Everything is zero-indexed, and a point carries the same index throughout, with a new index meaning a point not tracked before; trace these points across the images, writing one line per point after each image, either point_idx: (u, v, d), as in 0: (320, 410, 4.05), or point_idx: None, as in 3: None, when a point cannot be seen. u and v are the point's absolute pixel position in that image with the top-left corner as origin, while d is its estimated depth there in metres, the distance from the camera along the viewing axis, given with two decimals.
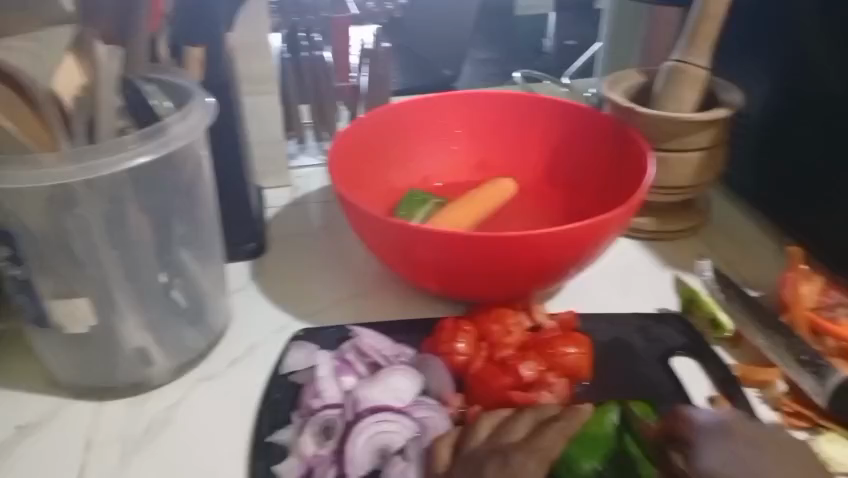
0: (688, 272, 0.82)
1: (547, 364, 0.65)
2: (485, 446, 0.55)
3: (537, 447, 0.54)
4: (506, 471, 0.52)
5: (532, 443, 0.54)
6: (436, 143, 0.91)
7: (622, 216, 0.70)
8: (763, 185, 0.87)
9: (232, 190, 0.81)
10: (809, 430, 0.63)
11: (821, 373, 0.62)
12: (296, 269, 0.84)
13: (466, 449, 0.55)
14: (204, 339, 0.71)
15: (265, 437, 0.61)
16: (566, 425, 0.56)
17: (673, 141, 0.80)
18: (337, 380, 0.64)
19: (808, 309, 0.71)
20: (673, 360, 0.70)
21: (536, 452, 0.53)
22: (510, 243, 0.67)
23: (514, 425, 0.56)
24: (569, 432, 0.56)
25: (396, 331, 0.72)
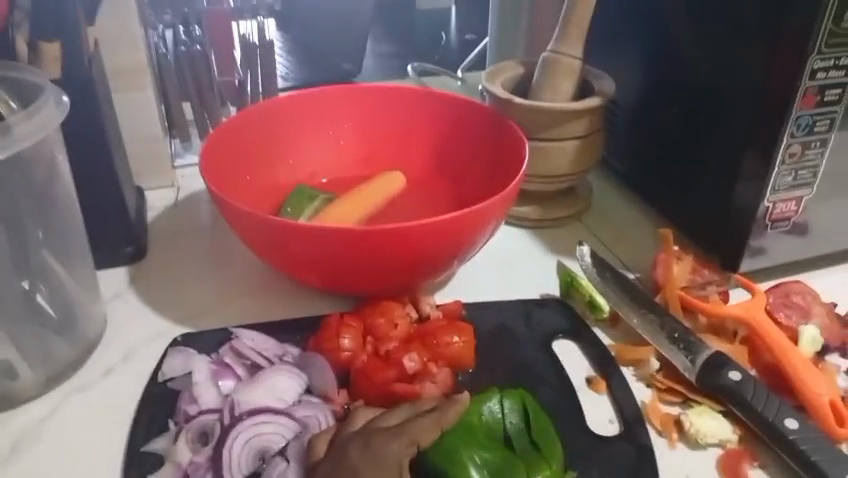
0: (570, 258, 0.84)
1: (431, 355, 0.66)
2: (360, 434, 0.55)
3: (403, 431, 0.55)
4: (379, 462, 0.53)
5: (401, 428, 0.56)
6: (319, 138, 0.90)
7: (498, 205, 0.71)
8: (636, 170, 0.91)
9: (105, 192, 0.78)
10: (680, 404, 0.66)
11: (691, 350, 0.66)
12: (180, 272, 0.81)
13: (340, 438, 0.56)
14: (76, 348, 0.68)
15: (139, 447, 0.59)
16: (442, 415, 0.56)
17: (551, 131, 0.82)
18: (216, 384, 0.62)
19: (680, 288, 0.75)
20: (555, 344, 0.73)
21: (403, 436, 0.55)
22: (388, 237, 0.67)
23: (387, 414, 0.57)
24: (444, 421, 0.56)
25: (280, 331, 0.71)
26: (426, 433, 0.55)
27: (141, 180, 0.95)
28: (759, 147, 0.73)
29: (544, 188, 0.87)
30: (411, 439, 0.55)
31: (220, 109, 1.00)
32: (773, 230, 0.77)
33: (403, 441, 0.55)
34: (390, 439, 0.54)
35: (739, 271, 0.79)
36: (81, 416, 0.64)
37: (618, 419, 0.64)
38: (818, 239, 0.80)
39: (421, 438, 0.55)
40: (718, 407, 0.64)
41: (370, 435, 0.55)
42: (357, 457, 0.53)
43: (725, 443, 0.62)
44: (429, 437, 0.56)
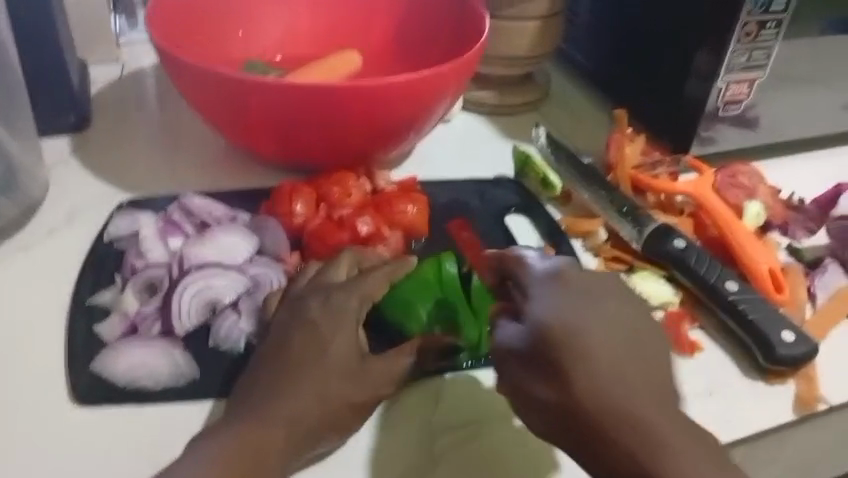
0: (526, 142, 0.84)
1: (385, 221, 0.65)
2: (308, 288, 0.56)
3: (359, 286, 0.55)
4: (327, 310, 0.53)
5: (355, 283, 0.55)
6: (271, 13, 0.86)
7: (456, 71, 0.70)
8: (593, 58, 0.90)
9: (44, 55, 0.74)
10: (625, 272, 0.67)
11: (638, 222, 0.66)
12: (125, 143, 0.78)
13: (293, 290, 0.56)
14: (18, 207, 0.66)
15: (85, 299, 0.58)
16: (395, 270, 0.56)
17: (512, 9, 0.81)
18: (163, 241, 0.61)
19: (631, 168, 0.75)
20: (508, 218, 0.73)
21: (357, 291, 0.55)
22: (341, 96, 0.66)
23: (336, 267, 0.57)
24: (396, 276, 0.56)
25: (231, 198, 0.70)
26: (378, 287, 0.55)
27: (83, 54, 0.90)
28: (714, 31, 0.73)
29: (503, 71, 0.85)
30: (365, 295, 0.55)
31: None
32: (724, 115, 0.78)
33: (358, 297, 0.54)
34: (350, 293, 0.54)
35: (690, 154, 0.80)
36: (23, 272, 0.62)
37: None
38: (767, 128, 0.82)
39: (375, 294, 0.55)
40: (662, 273, 0.65)
41: (331, 288, 0.55)
42: (319, 309, 0.53)
43: (668, 305, 0.64)
44: (382, 292, 0.56)
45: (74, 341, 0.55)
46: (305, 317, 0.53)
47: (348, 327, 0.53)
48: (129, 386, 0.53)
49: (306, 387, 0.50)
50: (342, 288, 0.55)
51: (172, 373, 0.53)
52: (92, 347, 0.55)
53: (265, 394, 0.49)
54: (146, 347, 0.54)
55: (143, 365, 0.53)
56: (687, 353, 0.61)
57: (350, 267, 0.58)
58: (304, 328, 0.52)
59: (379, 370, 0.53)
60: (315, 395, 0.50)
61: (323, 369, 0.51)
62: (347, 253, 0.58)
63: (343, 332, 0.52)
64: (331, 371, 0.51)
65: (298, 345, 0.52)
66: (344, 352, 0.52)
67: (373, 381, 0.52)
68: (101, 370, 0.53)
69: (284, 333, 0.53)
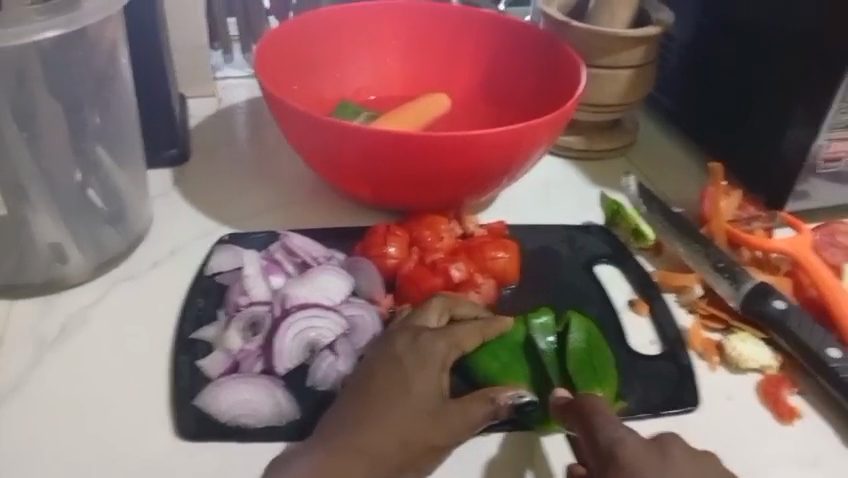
0: (615, 190, 0.83)
1: (477, 268, 0.66)
2: (400, 327, 0.58)
3: (449, 333, 0.57)
4: (414, 348, 0.55)
5: (446, 331, 0.57)
6: (366, 55, 0.88)
7: (551, 122, 0.70)
8: (684, 107, 0.89)
9: (152, 91, 0.77)
10: (722, 332, 0.65)
11: (736, 279, 0.65)
12: (220, 178, 0.81)
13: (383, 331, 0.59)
14: (125, 239, 0.68)
15: (189, 334, 0.60)
16: (485, 326, 0.58)
17: (606, 58, 0.81)
18: (265, 278, 0.63)
19: (726, 221, 0.74)
20: (598, 268, 0.72)
21: (447, 338, 0.56)
22: (438, 145, 0.67)
23: (428, 311, 0.59)
24: (487, 332, 0.58)
25: (324, 237, 0.71)
26: (468, 337, 0.57)
27: (183, 88, 0.94)
28: (818, 87, 0.71)
29: (592, 117, 0.85)
30: (454, 343, 0.56)
31: (263, 23, 0.98)
32: (822, 171, 0.76)
33: (445, 343, 0.56)
34: (437, 337, 0.56)
35: (786, 210, 0.78)
36: (129, 302, 0.64)
37: (660, 341, 0.64)
38: None
39: (464, 342, 0.57)
40: (761, 335, 0.64)
41: (420, 330, 0.57)
42: (404, 348, 0.55)
43: (766, 369, 0.62)
44: (472, 343, 0.57)
45: (179, 376, 0.57)
46: (391, 355, 0.55)
47: (432, 369, 0.54)
48: (231, 423, 0.54)
49: (385, 424, 0.51)
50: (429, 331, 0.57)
51: (273, 413, 0.55)
52: (196, 383, 0.57)
53: (345, 426, 0.51)
54: (250, 384, 0.55)
55: (246, 403, 0.55)
56: (786, 419, 0.59)
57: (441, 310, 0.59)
58: (388, 366, 0.54)
59: (461, 415, 0.52)
60: (397, 437, 0.50)
61: (405, 408, 0.52)
62: (437, 299, 0.59)
63: (426, 374, 0.54)
64: (412, 411, 0.52)
65: (383, 381, 0.53)
66: (425, 392, 0.53)
67: (454, 425, 0.52)
68: (205, 405, 0.55)
69: (371, 368, 0.55)
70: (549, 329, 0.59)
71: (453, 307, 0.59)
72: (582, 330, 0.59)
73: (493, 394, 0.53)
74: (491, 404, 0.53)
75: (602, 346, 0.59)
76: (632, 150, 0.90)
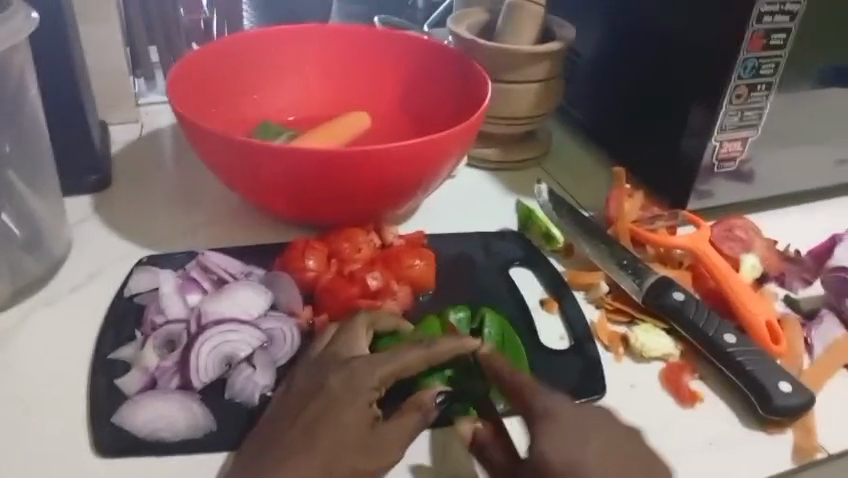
0: (528, 196, 0.87)
1: (393, 276, 0.68)
2: (330, 353, 0.57)
3: (387, 361, 0.55)
4: (346, 376, 0.55)
5: (380, 352, 0.56)
6: (286, 77, 0.90)
7: (460, 134, 0.73)
8: (592, 116, 0.94)
9: (69, 118, 0.78)
10: (627, 324, 0.69)
11: (638, 275, 0.69)
12: (142, 202, 0.82)
13: (309, 355, 0.58)
14: (43, 264, 0.69)
15: (106, 355, 0.61)
16: (432, 349, 0.57)
17: (514, 73, 0.85)
18: (182, 297, 0.64)
19: (630, 221, 0.78)
20: (512, 272, 0.75)
21: (381, 360, 0.55)
22: (352, 159, 0.69)
23: (356, 335, 0.58)
24: (433, 356, 0.57)
25: (245, 254, 0.72)
26: (405, 355, 0.56)
27: (105, 116, 0.95)
28: (708, 91, 0.76)
29: (505, 129, 0.89)
30: (391, 364, 0.55)
31: (184, 49, 1.00)
32: (719, 172, 0.81)
33: (382, 370, 0.55)
34: (370, 361, 0.55)
35: (688, 209, 0.82)
36: (46, 327, 0.64)
37: (569, 337, 0.67)
38: (763, 182, 0.85)
39: (402, 365, 0.55)
40: (662, 326, 0.67)
41: (351, 357, 0.56)
42: (334, 378, 0.55)
43: (668, 358, 0.66)
44: (418, 367, 0.56)
45: (96, 395, 0.57)
46: (321, 387, 0.54)
47: (362, 396, 0.53)
48: (149, 438, 0.55)
49: (312, 456, 0.50)
50: (362, 356, 0.56)
51: (190, 426, 0.55)
52: (113, 402, 0.57)
53: (272, 460, 0.50)
54: (166, 399, 0.56)
55: (163, 417, 0.55)
56: (688, 403, 0.62)
57: (366, 328, 0.59)
58: (319, 399, 0.53)
59: (392, 434, 0.52)
60: (323, 466, 0.50)
61: (334, 439, 0.51)
62: (362, 317, 0.60)
63: (356, 402, 0.53)
64: (341, 440, 0.51)
65: (312, 412, 0.53)
66: (355, 420, 0.52)
67: (386, 447, 0.52)
68: (122, 422, 0.55)
69: (301, 402, 0.54)
70: (464, 324, 0.64)
71: (377, 324, 0.60)
72: (496, 324, 0.63)
73: (419, 401, 0.54)
74: (420, 412, 0.53)
75: (515, 341, 0.62)
76: (546, 160, 0.94)
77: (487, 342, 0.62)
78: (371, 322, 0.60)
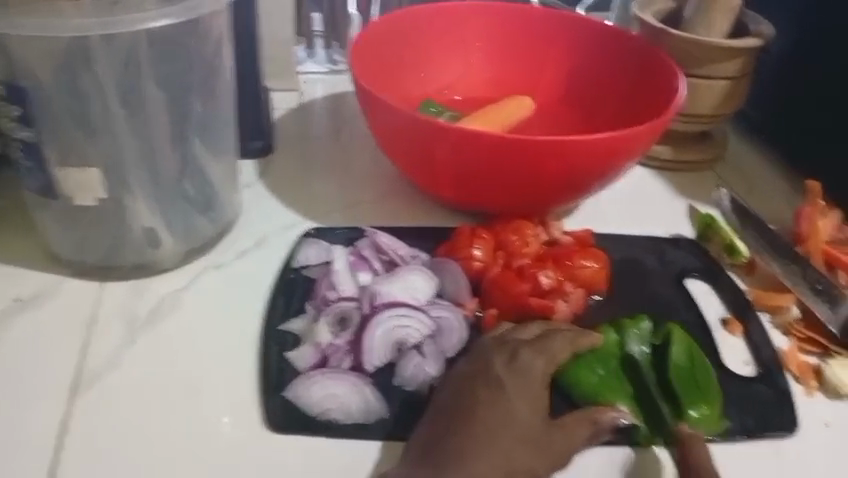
0: (703, 202, 0.80)
1: (565, 275, 0.64)
2: (493, 340, 0.56)
3: (547, 348, 0.54)
4: (513, 365, 0.53)
5: (542, 343, 0.55)
6: (453, 54, 0.87)
7: (650, 129, 0.68)
8: (776, 122, 0.86)
9: (242, 81, 0.78)
10: (820, 356, 0.62)
11: (835, 303, 0.62)
12: (302, 172, 0.81)
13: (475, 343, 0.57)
14: (214, 227, 0.69)
15: (278, 325, 0.60)
16: (577, 338, 0.55)
17: (705, 68, 0.78)
18: (353, 275, 0.63)
19: (824, 241, 0.71)
20: (688, 283, 0.69)
21: (544, 353, 0.54)
22: (534, 147, 0.66)
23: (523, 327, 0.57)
24: (580, 344, 0.55)
25: (408, 237, 0.71)
26: (564, 350, 0.54)
27: (267, 81, 0.95)
28: None
29: (683, 127, 0.82)
30: (552, 358, 0.54)
31: (346, 19, 0.98)
32: None
33: (546, 359, 0.54)
34: (536, 354, 0.54)
35: None
36: (218, 290, 0.65)
37: (754, 362, 0.62)
38: None
39: (560, 355, 0.54)
40: None
41: (514, 345, 0.54)
42: (502, 367, 0.53)
43: None
44: (565, 356, 0.54)
45: (268, 366, 0.57)
46: (488, 375, 0.52)
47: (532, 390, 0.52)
48: (321, 417, 0.54)
49: (490, 449, 0.48)
50: (527, 346, 0.54)
51: (362, 411, 0.54)
52: (285, 374, 0.57)
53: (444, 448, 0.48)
54: (339, 379, 0.55)
55: (336, 397, 0.55)
56: None
57: (566, 350, 0.55)
58: (487, 386, 0.52)
59: (564, 440, 0.49)
60: (499, 466, 0.47)
61: (511, 435, 0.49)
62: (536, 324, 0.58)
63: (526, 397, 0.51)
64: (515, 436, 0.49)
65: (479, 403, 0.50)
66: (526, 416, 0.50)
67: (558, 452, 0.49)
68: (294, 397, 0.55)
69: (466, 385, 0.52)
70: (645, 340, 0.59)
71: (577, 346, 0.55)
72: (682, 344, 0.58)
73: (596, 416, 0.51)
74: (592, 427, 0.50)
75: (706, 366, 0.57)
76: (720, 163, 0.87)
77: (671, 358, 0.57)
78: (572, 344, 0.55)
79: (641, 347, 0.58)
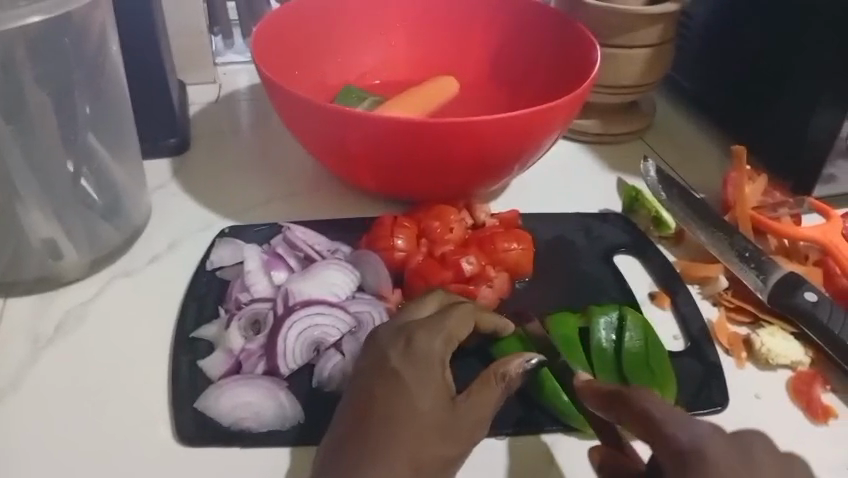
0: (632, 175, 0.79)
1: (488, 260, 0.62)
2: (387, 329, 0.52)
3: (441, 326, 0.51)
4: (409, 353, 0.50)
5: (438, 320, 0.52)
6: (372, 37, 0.85)
7: (567, 104, 0.66)
8: (703, 88, 0.85)
9: (149, 78, 0.74)
10: (749, 325, 0.62)
11: (762, 270, 0.61)
12: (219, 168, 0.78)
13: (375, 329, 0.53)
14: (122, 234, 0.66)
15: (189, 333, 0.58)
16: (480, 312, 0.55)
17: (625, 37, 0.77)
18: (268, 274, 0.61)
19: (751, 208, 0.70)
20: (617, 258, 0.68)
21: (440, 333, 0.51)
22: (448, 131, 0.64)
23: (418, 306, 0.54)
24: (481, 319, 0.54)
25: (329, 230, 0.68)
26: (462, 325, 0.52)
27: (182, 75, 0.91)
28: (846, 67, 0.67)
29: (609, 99, 0.81)
30: (450, 335, 0.51)
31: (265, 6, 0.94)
32: None
33: (442, 338, 0.51)
34: (431, 335, 0.51)
35: (812, 196, 0.74)
36: (125, 299, 0.62)
37: (684, 336, 0.61)
38: None
39: (458, 331, 0.52)
40: (789, 329, 0.60)
41: (410, 330, 0.51)
42: (397, 358, 0.49)
43: (796, 365, 0.59)
44: (465, 328, 0.53)
45: (179, 376, 0.55)
46: (385, 369, 0.49)
47: (434, 374, 0.49)
48: (235, 427, 0.52)
49: (402, 450, 0.45)
50: (422, 328, 0.51)
51: (278, 417, 0.52)
52: (197, 384, 0.54)
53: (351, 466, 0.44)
54: (251, 386, 0.53)
55: (250, 406, 0.52)
56: (820, 420, 0.55)
57: (466, 319, 0.53)
58: (386, 382, 0.48)
59: (475, 411, 0.48)
60: (412, 459, 0.45)
61: (417, 430, 0.46)
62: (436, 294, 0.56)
63: (429, 383, 0.48)
64: (423, 431, 0.46)
65: (380, 402, 0.47)
66: (433, 401, 0.47)
67: (470, 426, 0.47)
68: (205, 408, 0.52)
69: (365, 390, 0.48)
70: (612, 327, 0.57)
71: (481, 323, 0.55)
72: (639, 329, 0.57)
73: (503, 368, 0.49)
74: (503, 382, 0.49)
75: (662, 353, 0.56)
76: (650, 134, 0.85)
77: (628, 349, 0.56)
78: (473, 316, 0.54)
79: (608, 334, 0.57)
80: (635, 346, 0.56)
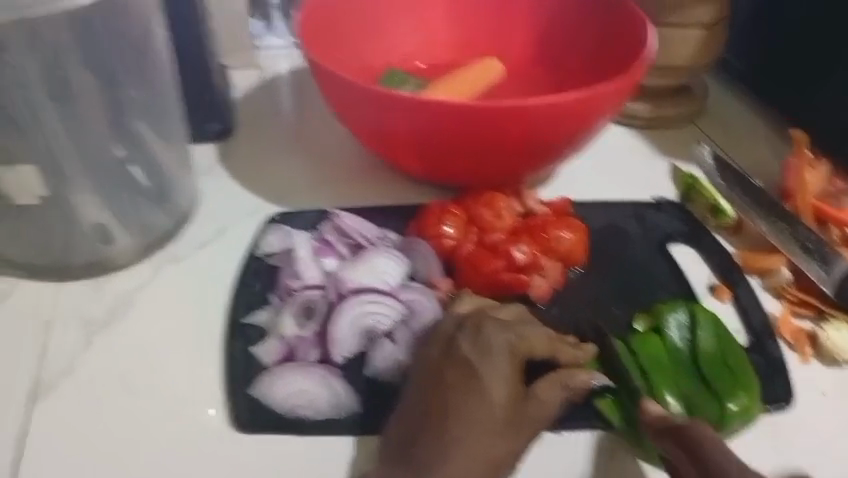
0: (685, 161, 0.76)
1: (541, 249, 0.61)
2: (453, 319, 0.52)
3: (518, 330, 0.49)
4: (478, 344, 0.49)
5: (514, 325, 0.50)
6: (415, 19, 0.83)
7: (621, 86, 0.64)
8: (757, 71, 0.82)
9: (194, 62, 0.73)
10: (813, 319, 0.60)
11: (826, 261, 0.59)
12: (264, 154, 0.77)
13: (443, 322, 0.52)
14: (169, 218, 0.65)
15: (240, 319, 0.58)
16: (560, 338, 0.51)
17: (680, 16, 0.74)
18: (318, 261, 0.60)
19: (812, 196, 0.67)
20: (672, 248, 0.66)
21: (513, 332, 0.49)
22: (499, 114, 0.62)
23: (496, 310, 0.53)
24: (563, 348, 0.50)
25: (377, 216, 0.67)
26: (541, 342, 0.49)
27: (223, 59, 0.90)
28: None
29: (661, 82, 0.78)
30: (524, 340, 0.49)
31: None
32: None
33: (517, 339, 0.49)
34: (503, 331, 0.49)
35: None
36: (175, 284, 0.62)
37: (745, 329, 0.59)
38: None
39: (537, 347, 0.49)
40: None
41: (482, 321, 0.50)
42: (469, 350, 0.48)
43: None
44: (545, 350, 0.49)
45: (232, 364, 0.54)
46: (454, 356, 0.48)
47: (503, 366, 0.48)
48: (290, 414, 0.51)
49: (473, 441, 0.45)
50: (490, 320, 0.50)
51: (333, 406, 0.52)
52: (250, 371, 0.54)
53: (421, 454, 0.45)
54: (305, 373, 0.52)
55: (304, 393, 0.52)
56: None
57: (548, 345, 0.50)
58: (458, 372, 0.47)
59: (541, 408, 0.47)
60: (480, 451, 0.45)
61: (488, 421, 0.46)
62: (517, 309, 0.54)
63: (499, 375, 0.47)
64: (493, 422, 0.46)
65: (449, 389, 0.47)
66: (506, 395, 0.47)
67: (536, 421, 0.47)
68: (260, 396, 0.52)
69: (433, 375, 0.48)
70: (682, 328, 0.55)
71: (561, 353, 0.50)
72: (710, 328, 0.55)
73: (566, 378, 0.48)
74: (564, 390, 0.48)
75: (735, 350, 0.54)
76: (703, 118, 0.83)
77: (703, 349, 0.54)
78: (551, 342, 0.50)
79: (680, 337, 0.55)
80: (706, 344, 0.54)
